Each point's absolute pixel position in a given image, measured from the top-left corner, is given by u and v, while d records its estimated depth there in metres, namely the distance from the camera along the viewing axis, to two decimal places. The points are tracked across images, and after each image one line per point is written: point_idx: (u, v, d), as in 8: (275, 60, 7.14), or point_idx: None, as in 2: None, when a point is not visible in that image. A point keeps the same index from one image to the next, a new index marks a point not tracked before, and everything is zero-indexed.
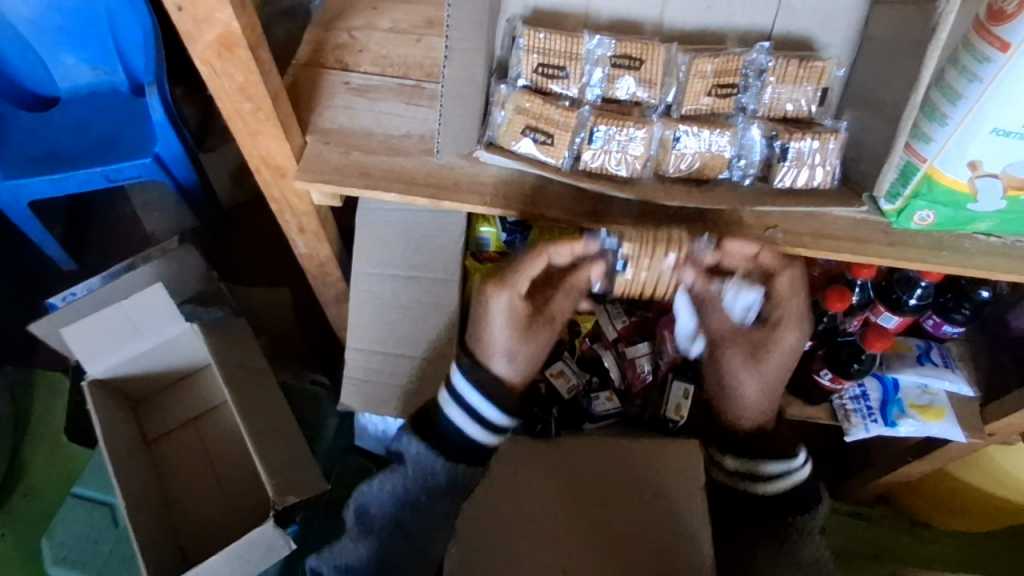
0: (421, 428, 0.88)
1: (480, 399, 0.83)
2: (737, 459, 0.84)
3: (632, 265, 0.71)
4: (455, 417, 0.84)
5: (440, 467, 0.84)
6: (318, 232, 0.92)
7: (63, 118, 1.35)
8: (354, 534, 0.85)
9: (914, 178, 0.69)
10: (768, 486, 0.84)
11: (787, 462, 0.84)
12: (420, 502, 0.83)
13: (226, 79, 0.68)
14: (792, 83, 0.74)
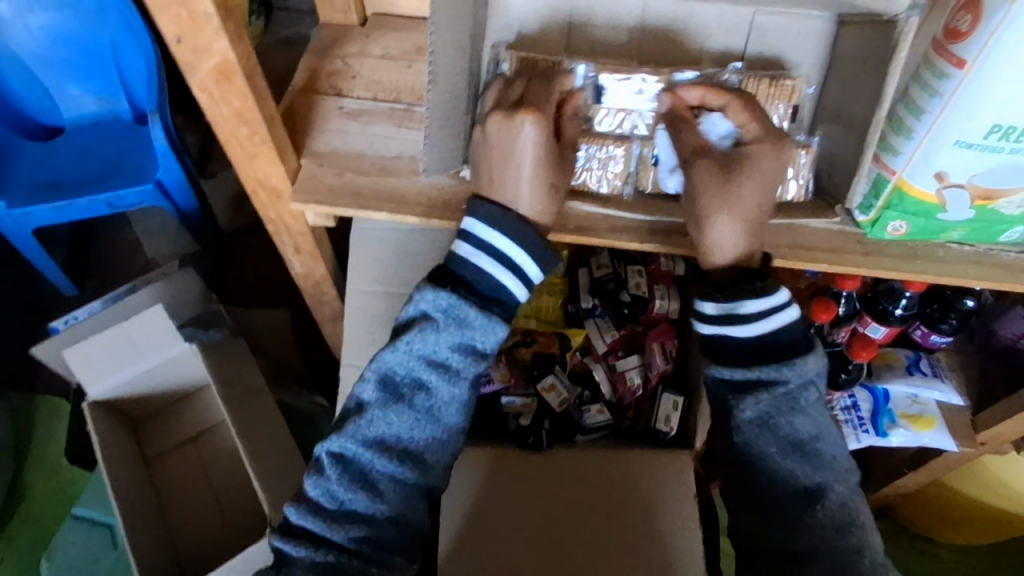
0: (448, 283, 0.73)
1: (510, 245, 0.72)
2: (718, 304, 0.73)
3: (611, 90, 0.77)
4: (479, 265, 0.73)
5: (477, 326, 0.72)
6: (314, 251, 0.95)
7: (69, 147, 1.39)
8: (382, 402, 0.74)
9: (885, 190, 0.71)
10: (746, 329, 0.72)
11: (767, 297, 0.71)
12: (447, 369, 0.73)
13: (223, 105, 0.71)
14: (765, 101, 0.77)
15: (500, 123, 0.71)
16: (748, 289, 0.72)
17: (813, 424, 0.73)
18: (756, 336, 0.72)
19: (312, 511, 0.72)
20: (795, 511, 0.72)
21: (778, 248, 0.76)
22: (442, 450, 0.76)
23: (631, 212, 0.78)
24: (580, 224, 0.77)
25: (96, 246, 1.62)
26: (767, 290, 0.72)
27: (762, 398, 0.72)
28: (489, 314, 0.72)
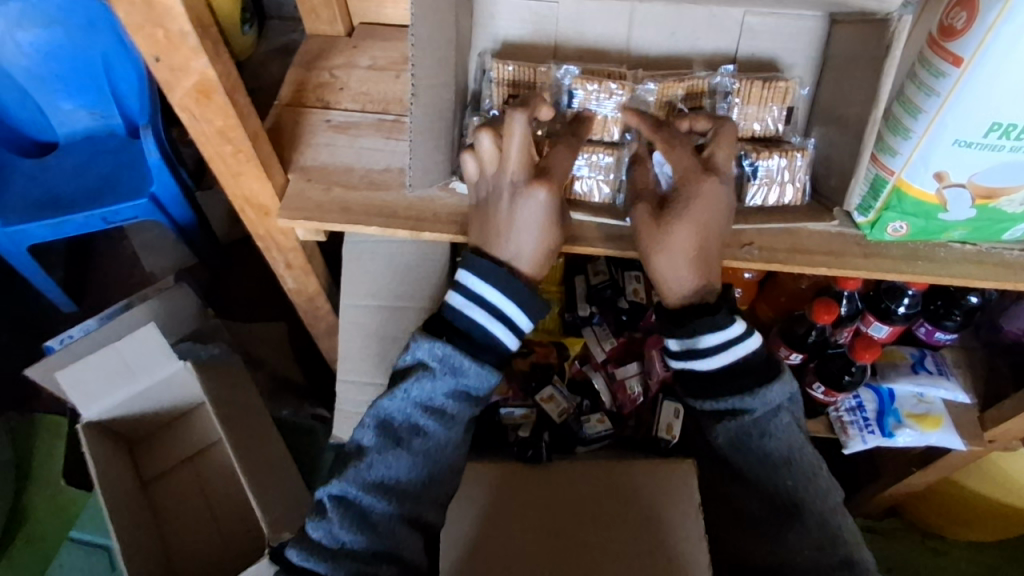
0: (445, 334, 0.74)
1: (502, 298, 0.73)
2: (678, 340, 0.74)
3: (580, 93, 0.75)
4: (477, 319, 0.73)
5: (474, 373, 0.73)
6: (305, 267, 0.94)
7: (61, 163, 1.38)
8: (381, 447, 0.74)
9: (884, 191, 0.70)
10: (707, 362, 0.73)
11: (725, 328, 0.72)
12: (443, 414, 0.74)
13: (206, 124, 0.70)
14: (758, 103, 0.75)
15: (514, 187, 0.70)
16: (706, 321, 0.72)
17: (789, 446, 0.76)
18: (721, 365, 0.74)
19: (312, 553, 0.71)
20: (776, 531, 0.76)
21: (775, 254, 0.74)
22: (438, 491, 0.76)
23: (623, 220, 0.75)
24: (573, 234, 0.75)
25: (91, 264, 1.60)
26: (721, 320, 0.72)
27: (737, 425, 0.75)
28: (481, 364, 0.73)
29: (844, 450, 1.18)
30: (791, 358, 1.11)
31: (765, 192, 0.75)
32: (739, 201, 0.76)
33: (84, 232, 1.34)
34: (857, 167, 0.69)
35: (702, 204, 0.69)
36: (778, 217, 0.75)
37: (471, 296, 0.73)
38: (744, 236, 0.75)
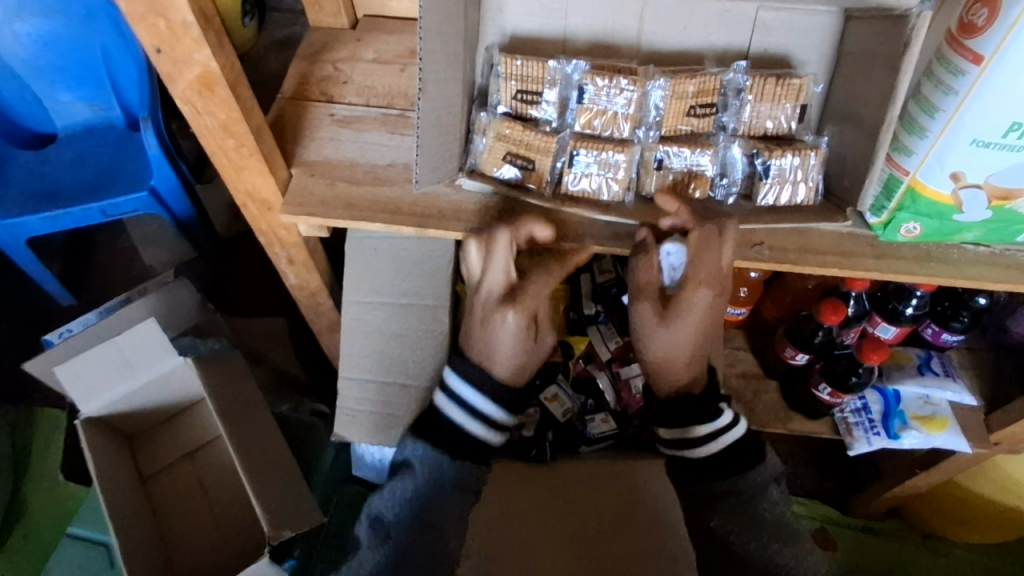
0: (438, 441, 0.87)
1: (480, 397, 0.86)
2: (670, 430, 0.87)
3: (592, 88, 0.73)
4: (457, 417, 0.87)
5: (460, 468, 0.86)
6: (307, 263, 0.93)
7: (59, 156, 1.36)
8: (370, 542, 0.84)
9: (898, 192, 0.69)
10: (700, 449, 0.85)
11: (716, 421, 0.84)
12: (437, 510, 0.83)
13: (208, 117, 0.69)
14: (771, 101, 0.74)
15: (487, 307, 0.83)
16: (696, 416, 0.84)
17: (781, 523, 0.83)
18: (710, 452, 0.85)
19: None
20: None
21: (786, 253, 0.73)
22: None
23: (634, 218, 0.73)
24: (578, 232, 0.74)
25: (90, 256, 1.59)
26: (711, 412, 0.84)
27: (730, 506, 0.84)
28: (464, 464, 0.86)
29: (849, 452, 1.17)
30: (797, 358, 1.11)
31: (777, 192, 0.74)
32: (751, 200, 0.75)
33: (83, 225, 1.33)
34: (868, 172, 0.68)
35: (705, 259, 0.70)
36: (790, 216, 0.74)
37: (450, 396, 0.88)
38: (755, 236, 0.74)
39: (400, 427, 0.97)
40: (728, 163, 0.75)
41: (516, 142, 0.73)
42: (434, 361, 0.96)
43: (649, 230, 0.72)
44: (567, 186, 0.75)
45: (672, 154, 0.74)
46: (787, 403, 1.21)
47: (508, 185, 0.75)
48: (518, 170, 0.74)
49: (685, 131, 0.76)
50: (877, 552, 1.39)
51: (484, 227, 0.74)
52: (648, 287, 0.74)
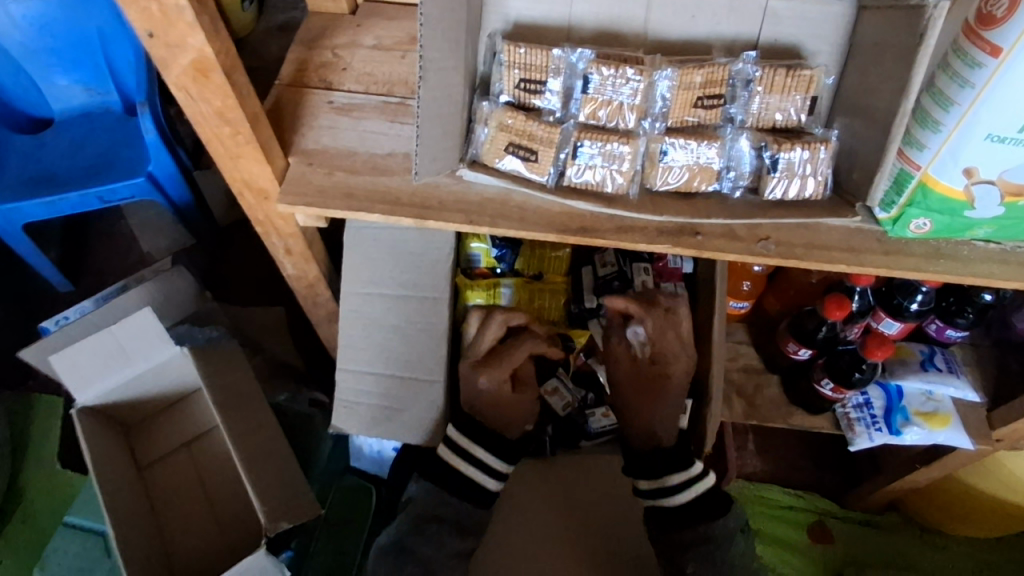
0: (448, 487, 0.92)
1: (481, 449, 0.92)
2: (649, 481, 0.92)
3: (597, 77, 0.71)
4: (470, 473, 0.92)
5: (469, 514, 0.92)
6: (305, 253, 0.91)
7: (56, 141, 1.34)
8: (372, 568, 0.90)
9: (908, 187, 0.67)
10: (676, 497, 0.91)
11: (688, 469, 0.92)
12: (428, 544, 0.89)
13: (204, 104, 0.67)
14: (780, 93, 0.73)
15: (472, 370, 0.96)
16: (670, 465, 0.92)
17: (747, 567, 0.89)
18: (686, 503, 0.91)
19: None
20: None
21: (793, 249, 0.71)
22: None
23: (640, 212, 0.71)
24: (585, 225, 0.72)
25: (86, 242, 1.57)
26: (682, 461, 0.92)
27: (701, 553, 0.88)
28: (470, 508, 0.92)
29: (851, 448, 1.16)
30: (799, 353, 1.10)
31: (786, 185, 0.72)
32: (758, 194, 0.73)
33: (80, 212, 1.31)
34: (876, 171, 0.67)
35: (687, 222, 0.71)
36: (799, 209, 0.72)
37: (462, 454, 0.92)
38: (761, 231, 0.72)
39: (400, 419, 0.96)
40: (735, 155, 0.74)
41: (518, 133, 0.72)
42: (434, 353, 0.95)
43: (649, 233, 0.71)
44: (569, 179, 0.73)
45: (677, 146, 0.72)
46: (788, 398, 1.19)
47: (511, 176, 0.73)
48: (519, 160, 0.72)
49: (692, 122, 0.74)
50: (873, 547, 1.42)
51: (485, 218, 0.72)
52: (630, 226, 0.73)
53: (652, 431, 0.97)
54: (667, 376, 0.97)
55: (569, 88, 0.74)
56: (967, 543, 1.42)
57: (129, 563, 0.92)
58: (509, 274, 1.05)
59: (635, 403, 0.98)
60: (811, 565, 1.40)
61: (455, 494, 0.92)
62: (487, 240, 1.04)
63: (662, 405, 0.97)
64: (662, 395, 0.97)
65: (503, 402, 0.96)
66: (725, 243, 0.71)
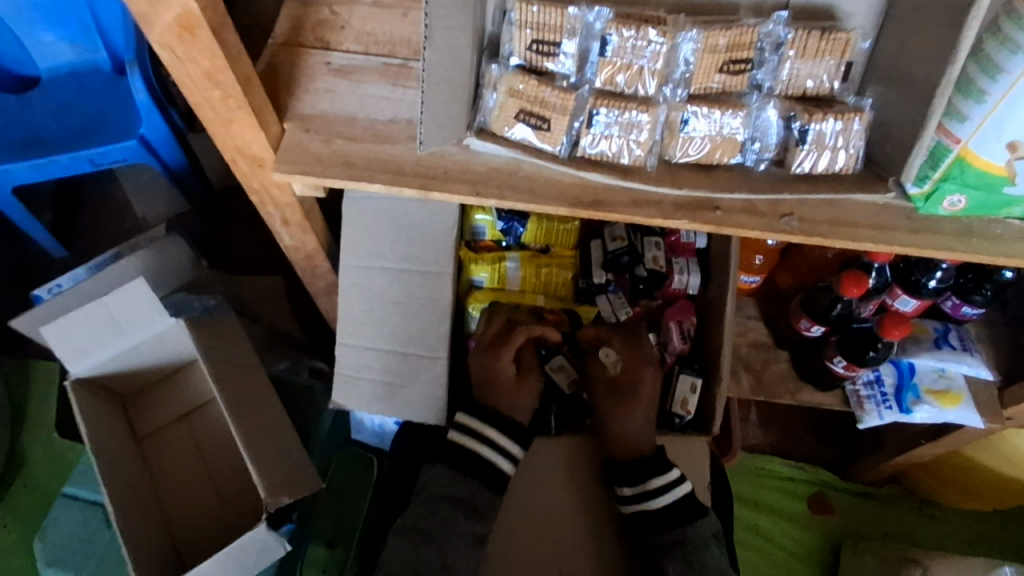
0: (465, 469, 0.92)
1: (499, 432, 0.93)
2: (631, 486, 0.91)
3: (616, 37, 0.66)
4: (487, 455, 0.92)
5: (483, 495, 0.92)
6: (302, 223, 0.87)
7: (42, 100, 1.28)
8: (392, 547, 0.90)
9: (945, 162, 0.62)
10: (657, 500, 0.91)
11: (667, 474, 0.91)
12: (444, 526, 0.90)
13: (191, 64, 0.63)
14: (813, 58, 0.68)
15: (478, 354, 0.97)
16: (651, 469, 0.91)
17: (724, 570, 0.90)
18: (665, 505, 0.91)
19: None
20: None
21: (816, 226, 0.67)
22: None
23: (659, 185, 0.67)
24: (597, 198, 0.68)
25: (78, 207, 1.52)
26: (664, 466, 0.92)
27: (679, 556, 0.89)
28: (487, 492, 0.92)
29: (859, 425, 1.14)
30: (812, 330, 1.07)
31: (815, 159, 0.68)
32: (783, 167, 0.69)
33: (70, 175, 1.26)
34: (909, 151, 0.64)
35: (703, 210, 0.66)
36: (824, 184, 0.68)
37: (477, 437, 0.92)
38: (784, 206, 0.68)
39: (401, 396, 0.94)
40: (761, 125, 0.69)
41: (530, 99, 0.67)
42: (435, 329, 0.92)
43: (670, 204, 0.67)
44: (583, 149, 0.69)
45: (700, 115, 0.67)
46: (797, 373, 1.16)
47: (520, 146, 0.69)
48: (530, 129, 0.68)
49: (714, 89, 0.69)
50: (873, 517, 1.38)
51: (493, 189, 0.68)
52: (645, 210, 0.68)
53: (629, 440, 0.93)
54: (636, 386, 0.94)
55: (585, 50, 0.68)
56: (967, 514, 1.37)
57: (129, 537, 0.91)
58: (515, 247, 1.03)
59: (604, 412, 0.95)
60: (812, 536, 1.35)
61: (472, 476, 0.92)
62: (493, 212, 1.00)
63: (635, 415, 0.93)
64: (631, 404, 0.94)
65: (500, 393, 0.95)
66: (746, 219, 0.67)
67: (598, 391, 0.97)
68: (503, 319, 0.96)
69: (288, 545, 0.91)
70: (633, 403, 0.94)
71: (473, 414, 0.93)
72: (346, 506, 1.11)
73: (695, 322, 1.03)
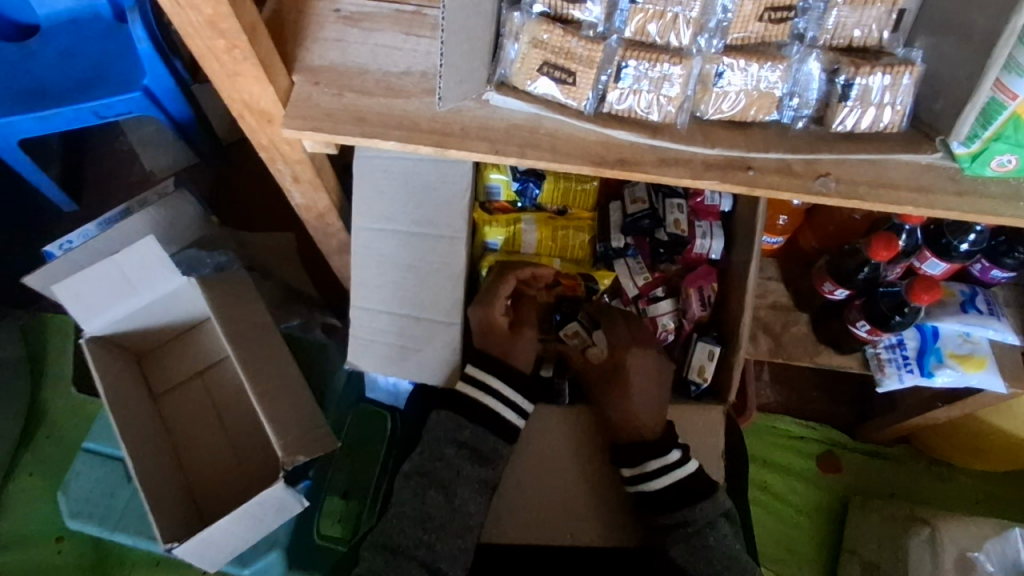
0: (468, 416, 0.92)
1: (510, 388, 0.93)
2: (630, 468, 0.90)
3: None
4: (491, 405, 0.92)
5: (488, 441, 0.91)
6: (313, 181, 0.84)
7: (43, 49, 1.24)
8: (402, 495, 0.89)
9: (997, 120, 0.58)
10: (655, 483, 0.90)
11: (665, 457, 0.90)
12: (451, 470, 0.89)
13: (192, 12, 0.59)
14: (860, 6, 0.64)
15: (481, 299, 0.94)
16: (648, 451, 0.90)
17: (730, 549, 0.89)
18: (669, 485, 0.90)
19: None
20: None
21: (855, 187, 0.64)
22: (452, 540, 0.87)
23: (691, 144, 0.64)
24: (623, 157, 0.65)
25: (84, 160, 1.49)
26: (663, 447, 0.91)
27: (682, 537, 0.89)
28: (491, 438, 0.91)
29: (878, 388, 1.11)
30: (835, 294, 1.05)
31: (858, 116, 0.63)
32: (824, 126, 0.65)
33: (75, 128, 1.23)
34: (961, 108, 0.59)
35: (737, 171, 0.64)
36: (866, 144, 0.64)
37: (480, 386, 0.92)
38: (820, 166, 0.65)
39: (415, 359, 0.92)
40: (802, 79, 0.64)
41: (555, 51, 0.63)
42: (447, 295, 0.90)
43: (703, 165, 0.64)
44: (610, 105, 0.65)
45: (736, 68, 0.63)
46: (817, 336, 1.13)
47: (544, 102, 0.66)
48: (554, 83, 0.64)
49: (752, 39, 0.65)
50: (883, 477, 1.37)
51: (513, 147, 0.65)
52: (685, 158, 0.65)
53: (633, 418, 0.92)
54: (625, 368, 0.94)
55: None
56: (977, 475, 1.36)
57: (148, 492, 0.92)
58: (530, 209, 1.00)
59: (609, 392, 0.95)
60: (821, 495, 1.35)
61: (477, 423, 0.92)
62: (508, 171, 0.96)
63: (633, 395, 0.93)
64: (622, 385, 0.94)
65: (494, 341, 0.95)
66: (780, 180, 0.64)
67: (593, 376, 0.98)
68: (498, 269, 0.96)
69: (305, 503, 0.92)
70: (626, 386, 0.93)
71: (481, 364, 0.94)
72: (365, 462, 1.10)
73: (717, 288, 1.03)
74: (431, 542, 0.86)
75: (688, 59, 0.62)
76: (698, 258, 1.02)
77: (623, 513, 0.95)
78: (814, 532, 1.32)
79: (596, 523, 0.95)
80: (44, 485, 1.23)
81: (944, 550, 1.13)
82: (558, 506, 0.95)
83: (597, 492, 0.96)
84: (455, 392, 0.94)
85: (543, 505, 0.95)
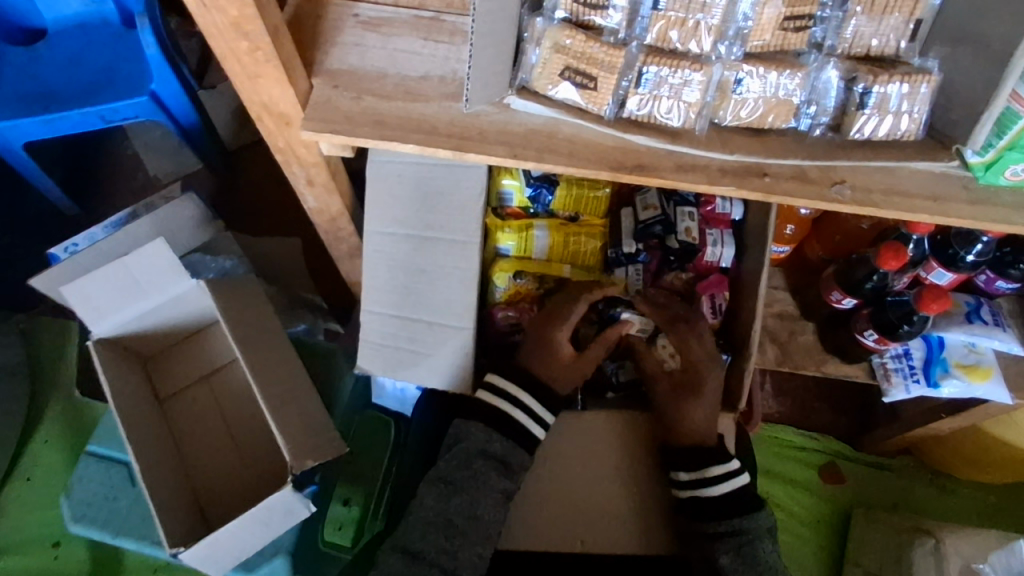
0: (498, 428, 0.91)
1: (538, 405, 0.93)
2: (689, 471, 0.90)
3: None
4: (519, 417, 0.92)
5: (516, 453, 0.91)
6: (327, 184, 0.85)
7: (52, 52, 1.24)
8: (423, 503, 0.88)
9: (1012, 130, 0.59)
10: (715, 489, 0.89)
11: (727, 463, 0.91)
12: (475, 479, 0.88)
13: (218, 13, 0.60)
14: (879, 16, 0.65)
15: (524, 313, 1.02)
16: (710, 457, 0.91)
17: (776, 566, 0.87)
18: (721, 494, 0.89)
19: None
20: None
21: (869, 195, 0.65)
22: (470, 549, 0.87)
23: (708, 150, 0.65)
24: (640, 161, 0.66)
25: (89, 162, 1.48)
26: (725, 455, 0.92)
27: (733, 545, 0.87)
28: (520, 450, 0.91)
29: (883, 398, 1.11)
30: (843, 303, 1.05)
31: (876, 123, 0.64)
32: (841, 133, 0.66)
33: (82, 131, 1.23)
34: (976, 117, 0.60)
35: (750, 178, 0.65)
36: (883, 152, 0.65)
37: (509, 398, 0.92)
38: (837, 173, 0.65)
39: (425, 363, 0.92)
40: (820, 87, 0.65)
41: (576, 55, 0.64)
42: (460, 300, 0.90)
43: (721, 173, 0.65)
44: (630, 111, 0.65)
45: (754, 75, 0.64)
46: (824, 346, 1.13)
47: (564, 107, 0.66)
48: (575, 88, 0.65)
49: (770, 47, 0.65)
50: (889, 490, 1.36)
51: (531, 151, 0.66)
52: (703, 164, 0.65)
53: (693, 429, 0.92)
54: (699, 378, 0.94)
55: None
56: (980, 486, 1.36)
57: (154, 497, 0.91)
58: (543, 215, 1.00)
59: (671, 404, 0.94)
60: (823, 505, 1.34)
61: (506, 434, 0.91)
62: (520, 177, 0.97)
63: (702, 408, 0.93)
64: (697, 395, 0.93)
65: (527, 352, 0.96)
66: (796, 187, 0.65)
67: (658, 384, 0.96)
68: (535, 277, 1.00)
69: (313, 508, 0.91)
70: (698, 396, 0.93)
71: (504, 374, 0.94)
72: (368, 464, 1.07)
73: (730, 299, 1.03)
74: (449, 553, 0.86)
75: (709, 66, 0.63)
76: (709, 264, 1.02)
77: (638, 522, 0.95)
78: (818, 541, 1.31)
79: (608, 531, 0.94)
80: (43, 491, 1.22)
81: (947, 560, 1.13)
82: (569, 516, 0.94)
83: (616, 499, 0.95)
84: (477, 400, 0.94)
85: (556, 512, 0.95)
